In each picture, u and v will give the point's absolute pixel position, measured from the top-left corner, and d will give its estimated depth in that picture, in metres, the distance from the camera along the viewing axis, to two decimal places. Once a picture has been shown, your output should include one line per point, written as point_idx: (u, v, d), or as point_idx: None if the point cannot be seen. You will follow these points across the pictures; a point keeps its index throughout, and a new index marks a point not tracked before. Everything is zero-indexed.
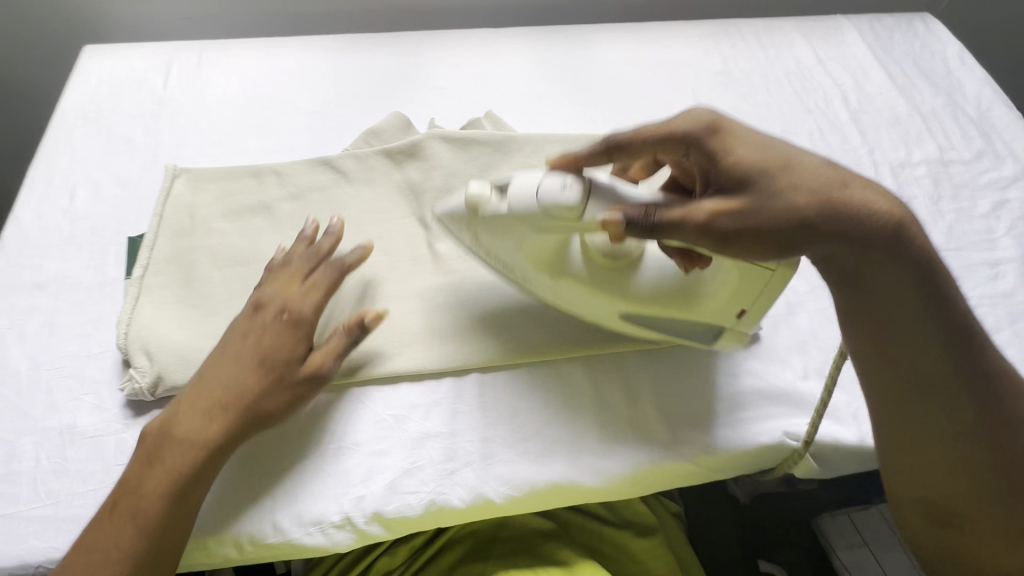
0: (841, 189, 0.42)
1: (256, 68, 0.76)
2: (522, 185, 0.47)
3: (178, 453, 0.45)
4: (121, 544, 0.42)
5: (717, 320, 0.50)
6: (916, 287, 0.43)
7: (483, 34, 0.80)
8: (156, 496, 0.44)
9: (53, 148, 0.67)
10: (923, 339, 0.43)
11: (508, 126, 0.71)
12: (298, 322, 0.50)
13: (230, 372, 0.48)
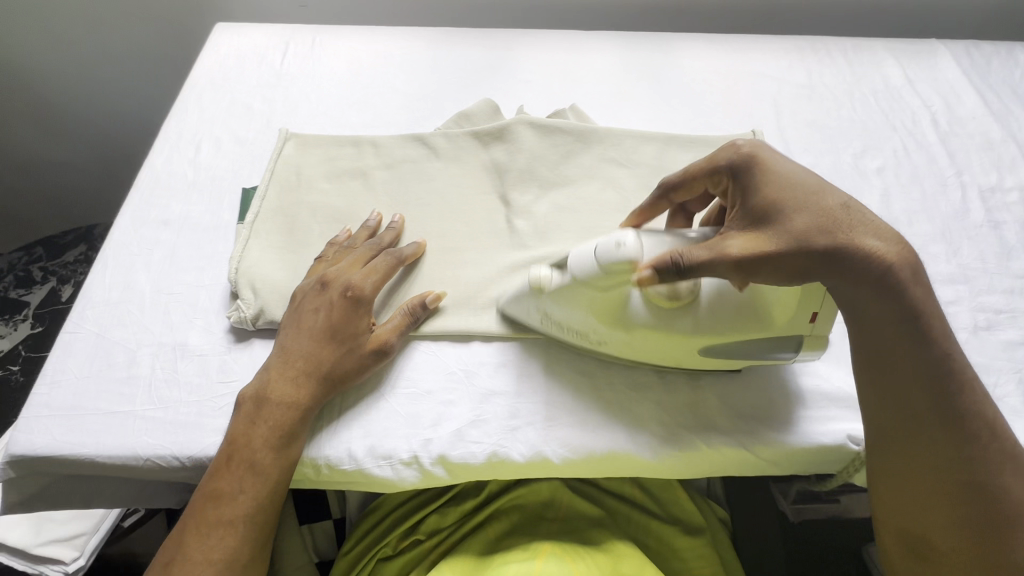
0: (850, 224, 0.44)
1: (362, 51, 0.83)
2: (580, 252, 0.50)
3: (279, 411, 0.49)
4: (241, 491, 0.47)
5: (794, 329, 0.50)
6: (904, 318, 0.44)
7: (572, 34, 0.84)
8: (266, 447, 0.48)
9: (185, 107, 0.75)
10: (910, 368, 0.44)
11: (591, 119, 0.74)
12: (359, 301, 0.54)
13: (308, 345, 0.52)
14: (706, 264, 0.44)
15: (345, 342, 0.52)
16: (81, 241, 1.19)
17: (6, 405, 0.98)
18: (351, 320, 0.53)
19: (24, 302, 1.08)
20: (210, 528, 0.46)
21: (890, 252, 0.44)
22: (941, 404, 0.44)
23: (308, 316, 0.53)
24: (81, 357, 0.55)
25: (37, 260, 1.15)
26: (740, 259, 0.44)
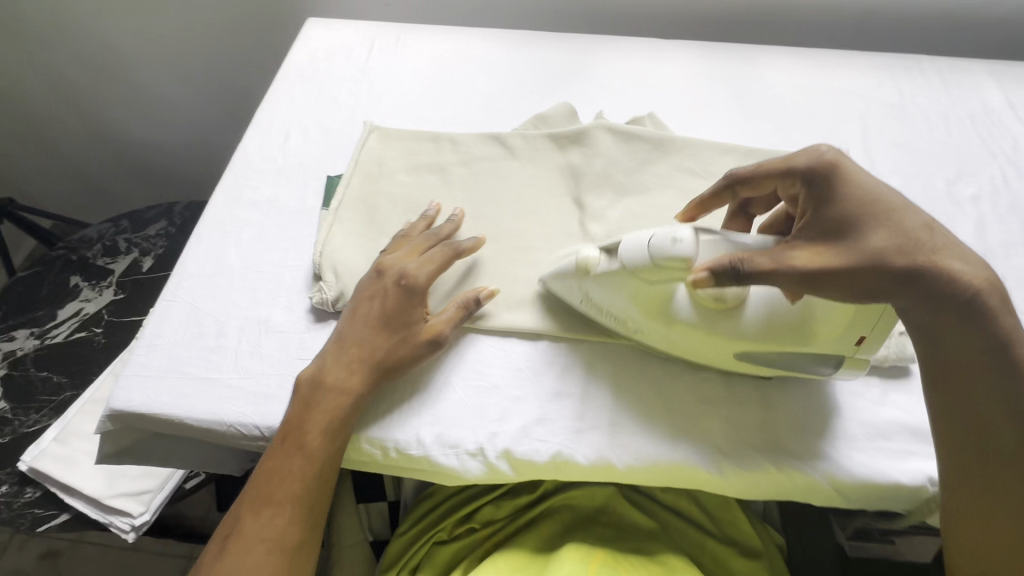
0: (936, 245, 0.43)
1: (444, 49, 0.85)
2: (632, 240, 0.50)
3: (329, 398, 0.51)
4: (294, 470, 0.50)
5: (838, 348, 0.49)
6: (984, 341, 0.42)
7: (651, 42, 0.84)
8: (317, 435, 0.50)
9: (277, 96, 0.79)
10: (993, 393, 0.42)
11: (668, 128, 0.74)
12: (414, 288, 0.55)
13: (367, 332, 0.54)
14: (768, 272, 0.44)
15: (403, 330, 0.54)
16: (162, 217, 1.25)
17: (88, 362, 1.07)
18: (410, 308, 0.54)
19: (109, 270, 1.17)
20: (264, 509, 0.49)
21: (974, 276, 0.43)
22: (1023, 431, 0.42)
23: (363, 305, 0.55)
24: (175, 324, 0.59)
25: (123, 232, 1.23)
26: (804, 271, 0.44)
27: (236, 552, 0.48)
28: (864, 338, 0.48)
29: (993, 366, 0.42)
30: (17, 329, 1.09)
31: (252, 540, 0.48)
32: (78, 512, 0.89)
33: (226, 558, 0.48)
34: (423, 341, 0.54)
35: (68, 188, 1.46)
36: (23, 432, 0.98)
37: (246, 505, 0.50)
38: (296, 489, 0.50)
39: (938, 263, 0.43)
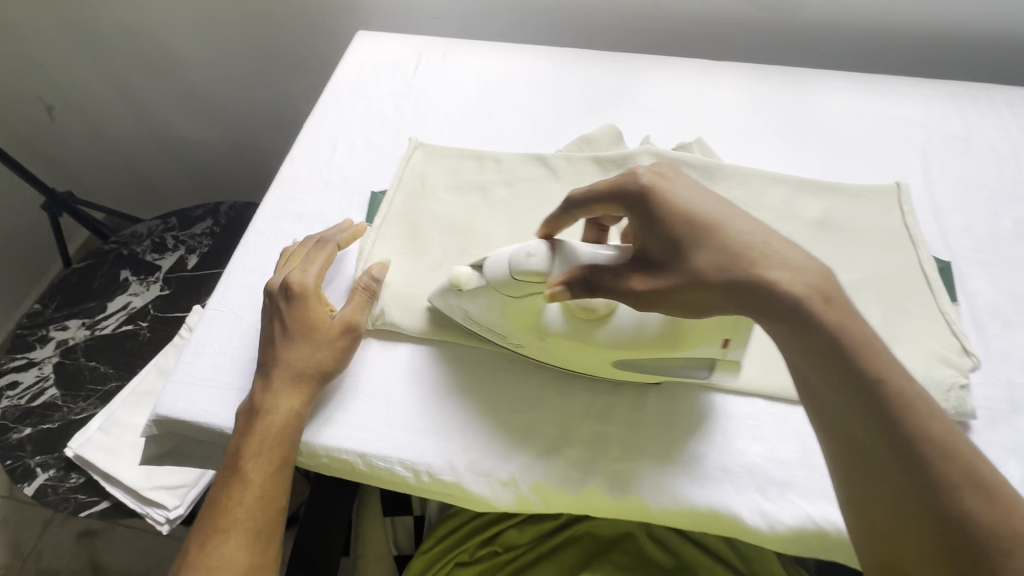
0: (749, 253, 0.42)
1: (491, 66, 0.85)
2: (496, 257, 0.51)
3: (259, 421, 0.51)
4: (238, 494, 0.50)
5: (706, 352, 0.50)
6: (821, 343, 0.40)
7: (702, 64, 0.82)
8: (252, 461, 0.51)
9: (325, 109, 0.81)
10: (842, 404, 0.40)
11: (716, 154, 0.72)
12: (303, 290, 0.56)
13: (272, 340, 0.55)
14: (609, 290, 0.46)
15: (308, 336, 0.55)
16: (207, 216, 1.27)
17: (133, 355, 1.11)
18: (303, 313, 0.55)
19: (157, 266, 1.21)
20: (210, 542, 0.49)
21: (798, 282, 0.41)
22: (886, 435, 0.38)
23: (265, 328, 0.56)
24: (220, 333, 0.60)
25: (171, 229, 1.26)
26: (638, 293, 0.45)
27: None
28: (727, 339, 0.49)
29: (846, 374, 0.39)
30: (70, 319, 1.14)
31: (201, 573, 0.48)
32: (117, 501, 0.93)
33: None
34: (340, 342, 0.55)
35: (124, 183, 1.56)
36: (71, 419, 1.03)
37: (195, 541, 0.50)
38: (242, 514, 0.50)
39: (759, 274, 0.42)
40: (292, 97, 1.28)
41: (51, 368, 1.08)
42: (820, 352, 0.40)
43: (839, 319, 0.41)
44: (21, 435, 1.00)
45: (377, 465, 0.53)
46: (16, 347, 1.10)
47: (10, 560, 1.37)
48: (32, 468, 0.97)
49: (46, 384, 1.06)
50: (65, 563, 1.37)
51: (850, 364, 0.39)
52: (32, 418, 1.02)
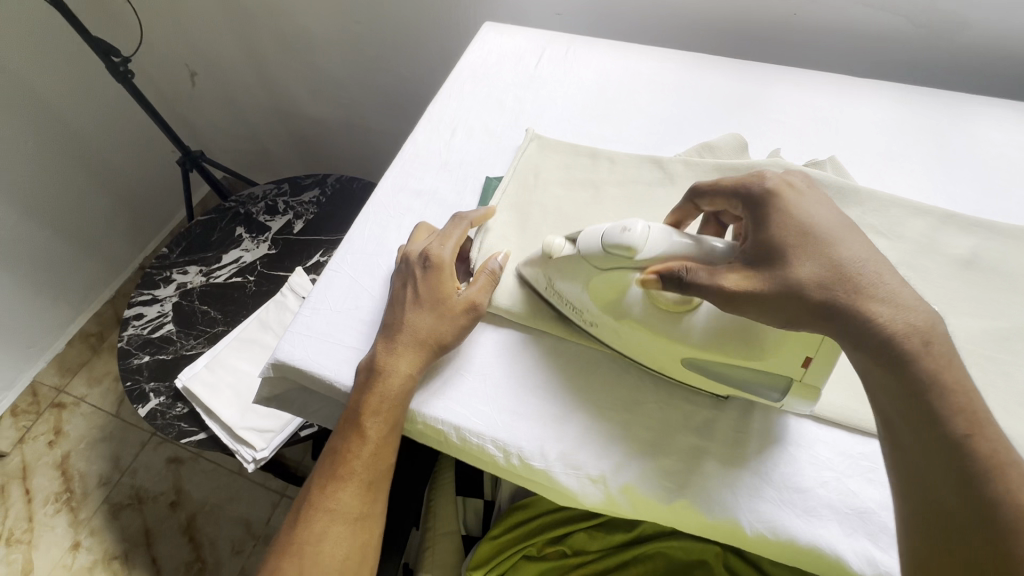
0: (850, 282, 0.42)
1: (612, 64, 0.85)
2: (591, 231, 0.52)
3: (379, 384, 0.54)
4: (355, 450, 0.54)
5: (783, 369, 0.48)
6: (908, 381, 0.39)
7: (836, 80, 0.78)
8: (371, 421, 0.54)
9: (447, 94, 0.84)
10: (921, 450, 0.38)
11: (852, 176, 0.67)
12: (439, 268, 0.58)
13: (400, 306, 0.57)
14: (701, 288, 0.45)
15: (438, 309, 0.57)
16: (316, 185, 1.36)
17: (238, 304, 1.21)
18: (435, 287, 0.57)
19: (268, 227, 1.31)
20: (330, 486, 0.55)
21: (898, 317, 0.40)
22: (967, 487, 0.36)
23: (395, 290, 0.59)
24: (334, 300, 0.64)
25: (283, 194, 1.36)
26: (727, 287, 0.44)
27: (309, 520, 0.54)
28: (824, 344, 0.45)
29: (936, 425, 0.38)
30: (190, 265, 1.26)
31: (320, 511, 0.54)
32: (213, 433, 1.01)
33: (305, 524, 0.54)
34: (463, 317, 0.57)
35: (242, 145, 1.73)
36: (181, 354, 1.13)
37: (316, 482, 0.55)
38: (357, 465, 0.55)
39: (861, 298, 0.41)
40: (410, 89, 1.36)
41: (170, 306, 1.20)
42: (909, 395, 0.39)
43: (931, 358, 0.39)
44: (141, 361, 1.12)
45: (469, 440, 0.54)
46: (144, 284, 1.23)
47: (110, 471, 1.54)
48: (146, 392, 1.08)
49: (165, 320, 1.18)
50: (153, 482, 1.52)
51: (939, 411, 0.38)
52: (150, 347, 1.14)
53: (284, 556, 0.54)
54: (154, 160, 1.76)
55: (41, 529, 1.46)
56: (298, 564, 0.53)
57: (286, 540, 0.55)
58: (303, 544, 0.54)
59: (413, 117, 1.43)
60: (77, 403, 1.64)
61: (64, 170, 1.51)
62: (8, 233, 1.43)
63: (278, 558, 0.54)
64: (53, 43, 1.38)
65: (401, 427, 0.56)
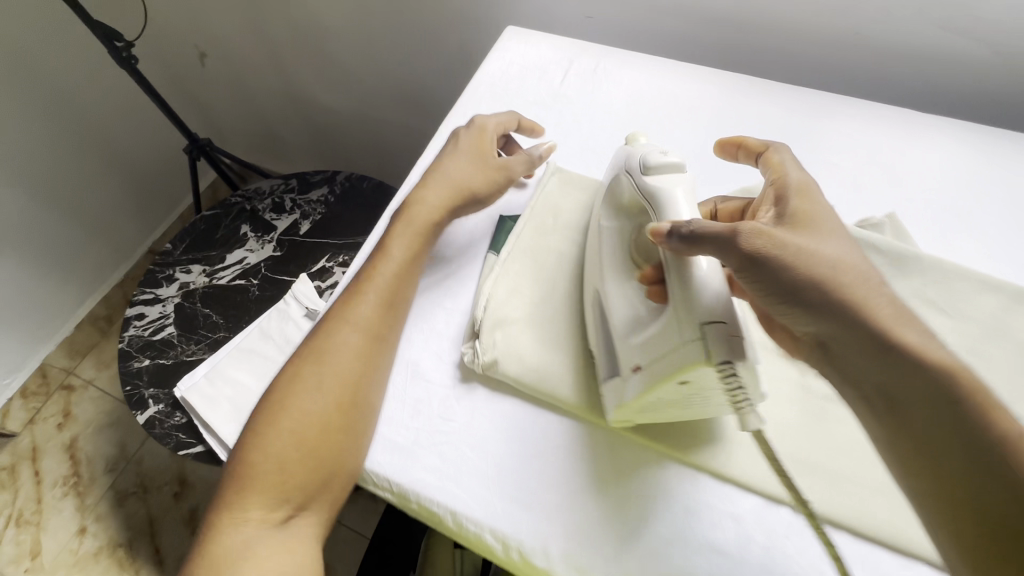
0: (843, 268, 0.45)
1: (646, 85, 0.77)
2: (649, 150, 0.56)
3: (414, 210, 0.61)
4: (382, 272, 0.58)
5: (624, 361, 0.50)
6: (921, 366, 0.41)
7: (900, 117, 0.70)
8: (400, 241, 0.60)
9: (462, 112, 0.77)
10: (916, 420, 0.41)
11: (912, 240, 0.59)
12: (485, 135, 0.65)
13: (442, 164, 0.64)
14: (710, 240, 0.45)
15: (473, 167, 0.64)
16: (324, 183, 1.31)
17: (240, 308, 1.17)
18: (473, 145, 0.65)
19: (274, 226, 1.27)
20: (350, 301, 0.57)
21: (883, 303, 0.44)
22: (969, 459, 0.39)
23: (440, 153, 0.67)
24: (384, 214, 0.70)
25: (291, 191, 1.31)
26: (745, 236, 0.45)
27: (327, 329, 0.56)
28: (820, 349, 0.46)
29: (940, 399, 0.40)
30: (193, 264, 1.22)
31: (338, 322, 0.56)
32: (210, 447, 0.99)
33: (323, 333, 0.56)
34: (495, 177, 0.64)
35: (253, 130, 1.67)
36: (182, 359, 1.10)
37: (337, 302, 0.58)
38: (375, 287, 0.57)
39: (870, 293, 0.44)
40: (429, 85, 1.28)
41: (172, 307, 1.17)
42: (913, 370, 0.41)
43: (923, 341, 0.42)
44: (140, 364, 1.09)
45: (465, 526, 0.49)
46: (146, 282, 1.20)
47: (117, 458, 1.55)
48: (145, 398, 1.06)
49: (166, 322, 1.15)
50: (158, 472, 1.53)
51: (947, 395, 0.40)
52: (151, 350, 1.11)
53: (297, 363, 0.54)
54: (165, 144, 1.72)
55: (50, 511, 1.48)
56: (311, 364, 0.53)
57: (301, 349, 0.56)
58: (320, 350, 0.54)
59: (431, 114, 1.36)
60: (86, 386, 1.64)
61: (75, 156, 1.48)
62: (17, 220, 1.41)
63: (292, 366, 0.55)
64: (60, 22, 1.32)
65: (417, 269, 0.60)
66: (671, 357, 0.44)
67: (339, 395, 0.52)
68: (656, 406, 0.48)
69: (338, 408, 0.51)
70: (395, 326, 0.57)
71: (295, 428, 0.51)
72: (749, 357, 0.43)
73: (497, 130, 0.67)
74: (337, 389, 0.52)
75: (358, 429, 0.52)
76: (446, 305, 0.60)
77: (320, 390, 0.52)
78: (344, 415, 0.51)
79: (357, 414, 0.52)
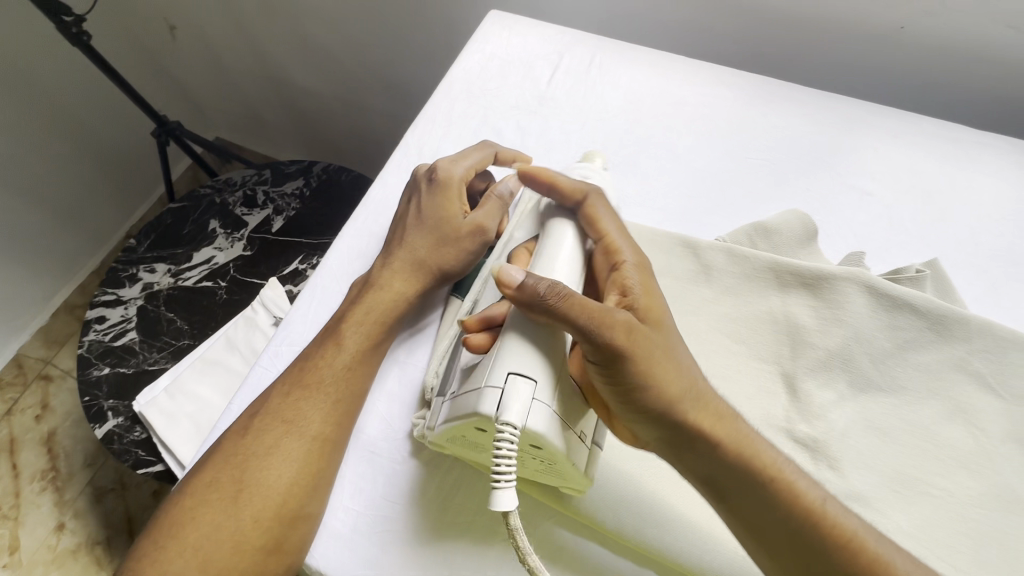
0: (671, 381, 0.38)
1: (650, 87, 0.66)
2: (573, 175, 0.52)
3: (371, 293, 0.51)
4: (332, 363, 0.48)
5: (445, 388, 0.45)
6: (735, 468, 0.37)
7: (951, 138, 0.60)
8: (354, 329, 0.49)
9: (431, 116, 0.66)
10: (722, 488, 0.38)
11: (957, 294, 0.50)
12: (446, 185, 0.53)
13: (403, 230, 0.54)
14: (548, 306, 0.38)
15: (437, 233, 0.52)
16: (300, 174, 1.21)
17: (207, 313, 1.10)
18: (440, 204, 0.53)
19: (243, 222, 1.17)
20: (293, 393, 0.46)
21: (712, 411, 0.39)
22: (771, 517, 0.37)
23: (401, 208, 0.56)
24: (335, 245, 0.60)
25: (263, 183, 1.21)
26: (576, 307, 0.38)
27: (260, 428, 0.45)
28: (645, 446, 0.42)
29: (755, 484, 0.37)
30: (158, 262, 1.14)
31: (277, 420, 0.45)
32: (170, 467, 0.93)
33: (255, 432, 0.45)
34: (467, 242, 0.52)
35: (230, 110, 1.55)
36: (144, 368, 1.03)
37: (278, 389, 0.47)
38: (324, 381, 0.47)
39: (701, 397, 0.39)
40: (420, 72, 1.18)
41: (135, 310, 1.09)
42: (724, 462, 0.38)
43: (733, 442, 0.38)
44: (100, 373, 1.02)
45: None
46: (108, 281, 1.11)
47: (96, 452, 1.39)
48: (104, 411, 0.99)
49: (128, 326, 1.07)
50: None
51: (754, 489, 0.37)
52: (111, 358, 1.03)
53: (218, 469, 0.44)
54: (137, 120, 1.48)
55: (27, 507, 1.32)
56: (235, 475, 0.43)
57: (224, 449, 0.45)
58: (248, 455, 0.44)
59: (422, 103, 1.25)
60: (64, 376, 1.45)
61: (26, 128, 1.24)
62: None
63: (210, 470, 0.44)
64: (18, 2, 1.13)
65: (375, 359, 0.50)
66: (471, 398, 0.39)
67: (266, 521, 0.42)
68: (461, 443, 0.44)
69: (263, 538, 0.42)
70: (346, 428, 0.47)
71: (202, 567, 0.40)
72: (502, 420, 0.37)
73: (466, 175, 0.54)
74: (263, 514, 0.42)
75: (287, 562, 0.43)
76: (399, 359, 0.53)
77: (242, 513, 0.42)
78: (271, 546, 0.42)
79: (288, 544, 0.42)
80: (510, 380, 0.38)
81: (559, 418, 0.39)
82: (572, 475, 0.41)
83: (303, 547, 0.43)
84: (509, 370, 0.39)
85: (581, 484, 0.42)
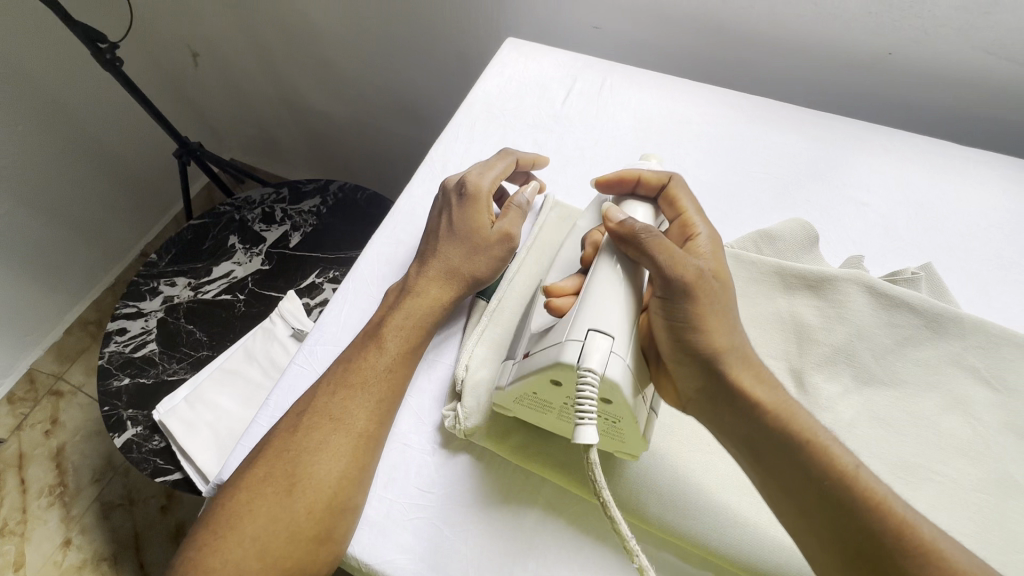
0: (722, 335, 0.43)
1: (658, 108, 0.70)
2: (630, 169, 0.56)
3: (408, 299, 0.54)
4: (376, 364, 0.51)
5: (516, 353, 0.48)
6: (774, 429, 0.41)
7: (940, 153, 0.64)
8: (394, 333, 0.52)
9: (454, 133, 0.70)
10: (753, 442, 0.42)
11: (951, 296, 0.54)
12: (475, 195, 0.57)
13: (437, 238, 0.57)
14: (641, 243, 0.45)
15: (468, 241, 0.56)
16: (318, 193, 1.25)
17: (225, 325, 1.13)
18: (470, 216, 0.56)
19: (262, 237, 1.21)
20: (339, 393, 0.49)
21: (754, 370, 0.43)
22: (807, 479, 0.39)
23: (433, 220, 0.59)
24: (365, 254, 0.64)
25: (281, 201, 1.25)
26: (661, 249, 0.44)
27: (309, 427, 0.47)
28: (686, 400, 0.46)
29: (785, 444, 0.40)
30: (178, 276, 1.17)
31: (324, 418, 0.48)
32: (188, 474, 0.94)
33: (303, 430, 0.47)
34: (495, 249, 0.56)
35: (247, 133, 1.60)
36: (163, 379, 1.06)
37: (323, 388, 0.50)
38: (368, 380, 0.50)
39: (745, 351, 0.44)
40: (434, 97, 1.24)
41: (155, 322, 1.12)
42: (759, 416, 0.41)
43: (771, 400, 0.42)
44: (120, 384, 1.04)
45: None
46: (129, 294, 1.14)
47: (105, 466, 1.39)
48: (123, 420, 1.01)
49: (148, 338, 1.10)
50: None
51: (791, 457, 0.40)
52: (131, 368, 1.06)
53: (270, 465, 0.46)
54: (157, 141, 1.54)
55: (34, 522, 1.32)
56: (288, 469, 0.46)
57: (275, 446, 0.47)
58: (299, 452, 0.46)
59: (436, 127, 1.31)
60: (75, 391, 1.46)
61: (54, 149, 1.29)
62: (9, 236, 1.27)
63: (261, 467, 0.46)
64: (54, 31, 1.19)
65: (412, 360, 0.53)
66: (552, 351, 0.42)
67: (318, 511, 0.44)
68: (528, 402, 0.46)
69: (316, 527, 0.44)
70: (386, 424, 0.50)
71: (260, 555, 0.43)
72: (584, 366, 0.39)
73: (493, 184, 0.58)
74: (316, 506, 0.45)
75: (335, 551, 0.45)
76: (429, 358, 0.56)
77: (296, 506, 0.44)
78: (323, 535, 0.44)
79: (337, 534, 0.45)
80: (591, 335, 0.41)
81: (632, 374, 0.41)
82: (631, 435, 0.44)
83: (347, 536, 0.46)
84: (589, 328, 0.41)
85: (638, 445, 0.45)
